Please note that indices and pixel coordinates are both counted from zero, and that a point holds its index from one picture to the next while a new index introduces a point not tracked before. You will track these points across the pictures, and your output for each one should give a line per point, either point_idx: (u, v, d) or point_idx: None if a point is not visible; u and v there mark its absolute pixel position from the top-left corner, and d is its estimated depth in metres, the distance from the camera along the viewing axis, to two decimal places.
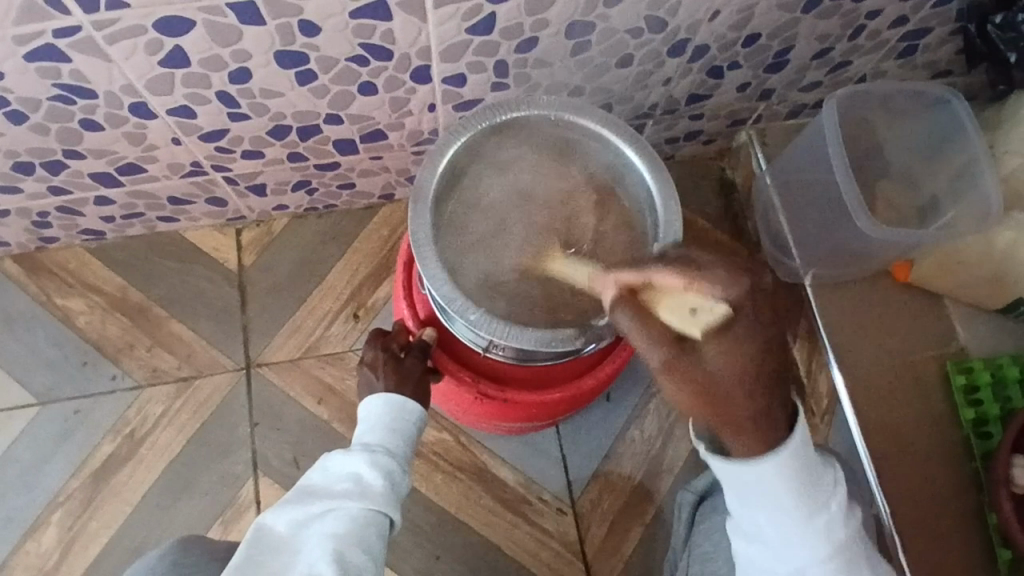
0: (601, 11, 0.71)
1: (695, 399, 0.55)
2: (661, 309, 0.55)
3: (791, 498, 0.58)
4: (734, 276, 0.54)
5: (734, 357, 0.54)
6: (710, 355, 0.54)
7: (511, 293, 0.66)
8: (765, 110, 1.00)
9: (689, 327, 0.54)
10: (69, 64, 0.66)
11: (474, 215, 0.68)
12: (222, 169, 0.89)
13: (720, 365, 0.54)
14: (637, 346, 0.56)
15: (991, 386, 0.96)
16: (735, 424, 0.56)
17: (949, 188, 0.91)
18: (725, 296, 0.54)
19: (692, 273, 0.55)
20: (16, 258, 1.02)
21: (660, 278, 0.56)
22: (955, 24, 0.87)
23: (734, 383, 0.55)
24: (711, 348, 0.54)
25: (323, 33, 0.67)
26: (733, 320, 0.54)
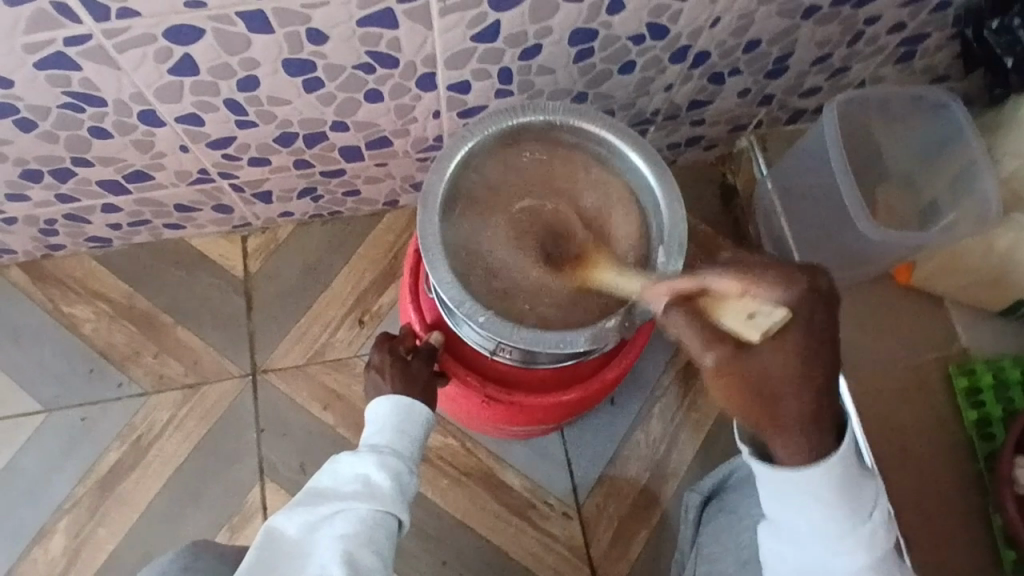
0: (604, 18, 0.72)
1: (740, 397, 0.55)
2: (718, 309, 0.55)
3: (828, 503, 0.58)
4: (791, 280, 0.55)
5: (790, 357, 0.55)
6: (765, 357, 0.55)
7: (522, 293, 0.67)
8: (766, 116, 1.01)
9: (745, 330, 0.54)
10: (79, 73, 0.67)
11: (482, 218, 0.68)
12: (229, 177, 0.90)
13: (772, 366, 0.55)
14: (690, 348, 0.56)
15: (993, 388, 0.96)
16: (786, 422, 0.56)
17: (948, 191, 0.92)
18: (782, 301, 0.55)
19: (747, 279, 0.55)
20: (23, 266, 1.03)
21: (715, 281, 0.56)
22: (952, 29, 0.88)
23: (792, 388, 0.55)
24: (767, 351, 0.55)
25: (329, 41, 0.68)
26: (790, 325, 0.55)
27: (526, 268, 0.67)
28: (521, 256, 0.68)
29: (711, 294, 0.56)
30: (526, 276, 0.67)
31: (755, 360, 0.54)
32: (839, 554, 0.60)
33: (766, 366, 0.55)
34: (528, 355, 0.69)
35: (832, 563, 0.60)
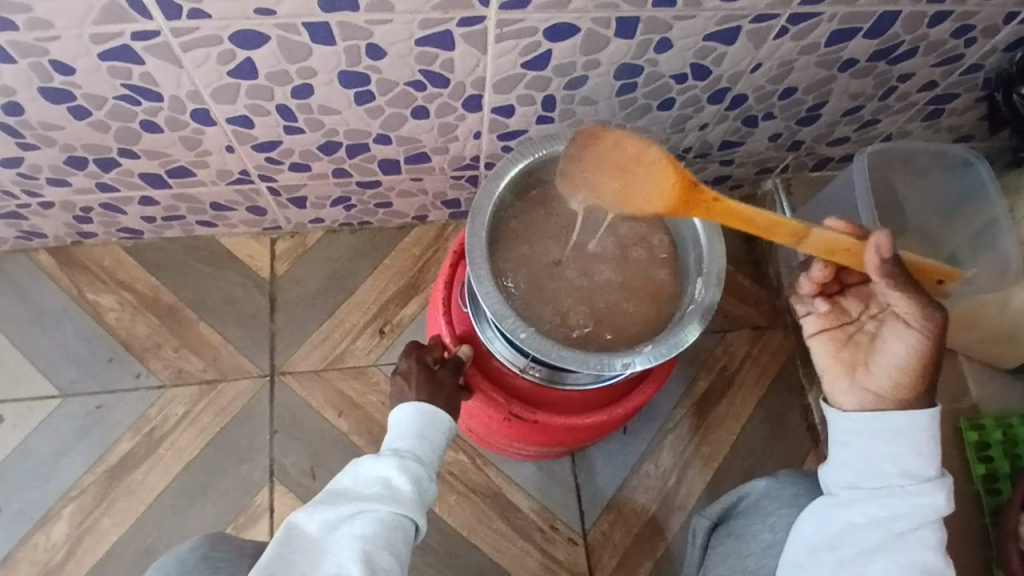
0: (651, 56, 0.75)
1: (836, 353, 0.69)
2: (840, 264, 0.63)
3: (918, 445, 0.64)
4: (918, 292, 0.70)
5: (911, 345, 0.64)
6: (895, 342, 0.65)
7: (575, 316, 0.69)
8: (792, 161, 1.04)
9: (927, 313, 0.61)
10: (141, 67, 0.69)
11: (530, 248, 0.70)
12: (268, 180, 0.92)
13: (896, 350, 0.65)
14: (924, 309, 0.61)
15: (1002, 444, 0.98)
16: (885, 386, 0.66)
17: (968, 245, 0.95)
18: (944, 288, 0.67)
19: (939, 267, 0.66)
20: (52, 251, 1.04)
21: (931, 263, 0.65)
22: (981, 91, 0.92)
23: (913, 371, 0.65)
24: (893, 339, 0.65)
25: (387, 57, 0.70)
26: None
27: (577, 298, 0.69)
28: (572, 287, 0.69)
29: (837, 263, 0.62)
30: (579, 307, 0.69)
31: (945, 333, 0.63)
32: (912, 502, 0.64)
33: (890, 351, 0.65)
34: (557, 373, 0.71)
35: (904, 510, 0.64)
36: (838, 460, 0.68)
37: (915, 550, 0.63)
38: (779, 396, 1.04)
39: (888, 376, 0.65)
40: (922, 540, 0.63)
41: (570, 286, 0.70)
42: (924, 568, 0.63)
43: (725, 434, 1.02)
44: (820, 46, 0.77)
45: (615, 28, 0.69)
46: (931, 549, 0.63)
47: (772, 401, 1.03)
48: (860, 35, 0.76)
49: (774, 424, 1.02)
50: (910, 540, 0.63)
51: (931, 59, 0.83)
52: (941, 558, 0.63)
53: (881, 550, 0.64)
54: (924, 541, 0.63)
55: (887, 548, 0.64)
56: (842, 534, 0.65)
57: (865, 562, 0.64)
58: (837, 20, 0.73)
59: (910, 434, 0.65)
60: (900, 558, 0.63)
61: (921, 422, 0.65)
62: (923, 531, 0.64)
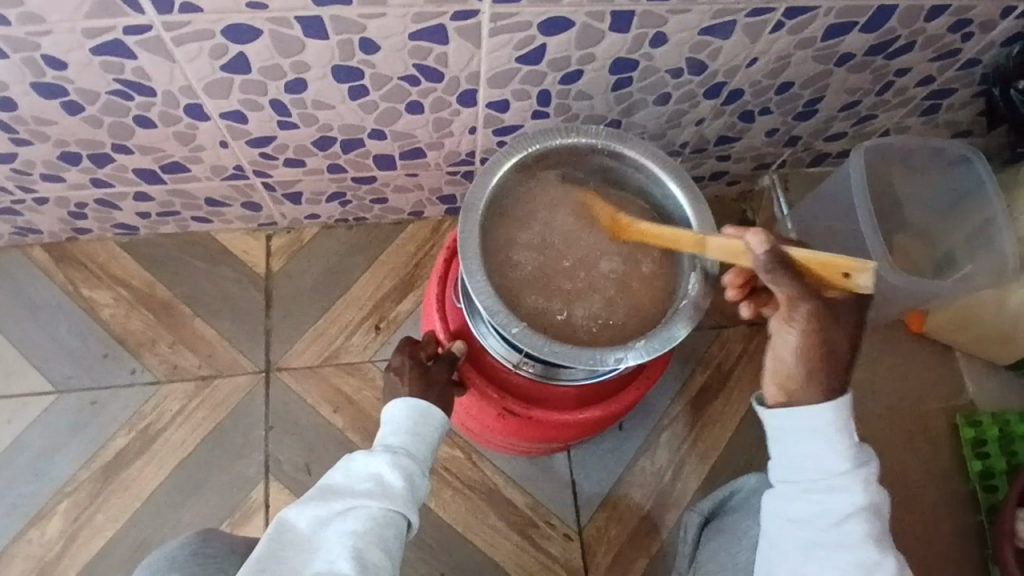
0: (646, 50, 0.74)
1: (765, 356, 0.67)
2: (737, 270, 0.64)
3: (832, 436, 0.62)
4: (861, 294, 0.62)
5: (798, 336, 0.62)
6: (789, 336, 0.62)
7: (569, 311, 0.68)
8: (790, 156, 1.03)
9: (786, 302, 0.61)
10: (133, 61, 0.69)
11: (523, 241, 0.70)
12: (263, 175, 0.92)
13: (791, 342, 0.62)
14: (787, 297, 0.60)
15: (998, 441, 0.98)
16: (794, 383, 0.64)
17: (966, 243, 0.94)
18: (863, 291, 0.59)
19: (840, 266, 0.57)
20: (47, 246, 1.04)
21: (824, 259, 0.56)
22: (979, 86, 0.91)
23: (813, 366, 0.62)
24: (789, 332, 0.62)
25: (381, 51, 0.70)
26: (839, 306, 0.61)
27: (570, 292, 0.69)
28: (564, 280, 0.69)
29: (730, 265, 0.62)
30: (571, 301, 0.69)
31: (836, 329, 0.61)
32: (834, 497, 0.62)
33: (778, 341, 0.63)
34: (550, 369, 0.71)
35: (830, 506, 0.62)
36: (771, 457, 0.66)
37: (848, 545, 0.62)
38: None
39: (781, 367, 0.64)
40: (852, 534, 0.62)
41: (563, 280, 0.69)
42: (856, 563, 0.61)
43: (722, 430, 1.02)
44: (816, 40, 0.77)
45: (610, 22, 0.69)
46: (861, 542, 0.61)
47: None
48: (857, 29, 0.76)
49: None
50: (840, 535, 0.62)
51: (928, 53, 0.82)
52: (876, 550, 0.62)
53: (815, 548, 0.62)
54: (852, 535, 0.61)
55: (820, 546, 0.62)
56: (778, 532, 0.65)
57: (801, 560, 0.63)
58: (834, 15, 0.73)
59: (819, 425, 0.62)
60: (833, 555, 0.62)
61: (826, 415, 0.62)
62: (852, 524, 0.62)
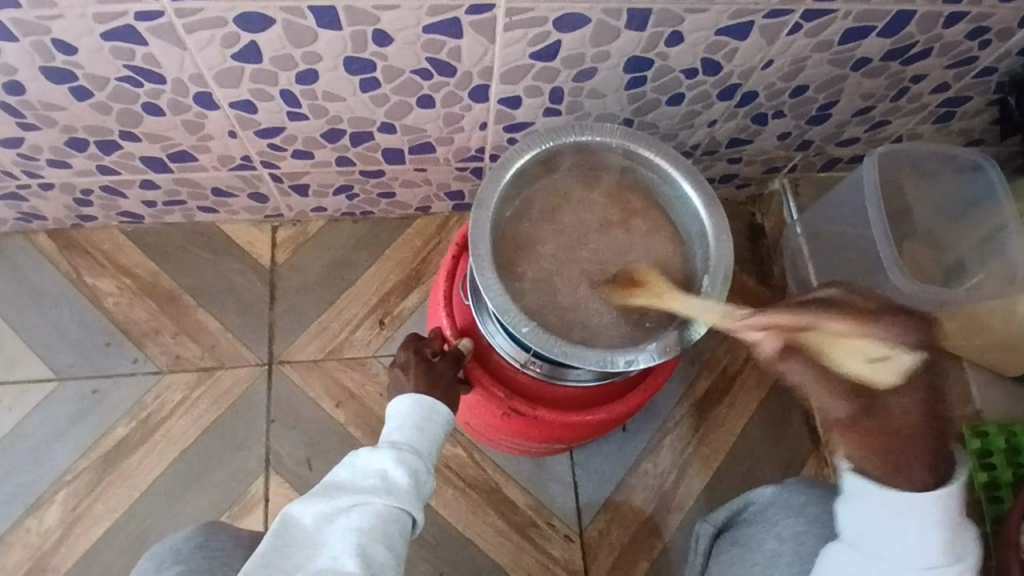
0: (662, 49, 0.73)
1: (869, 442, 0.57)
2: (831, 355, 0.55)
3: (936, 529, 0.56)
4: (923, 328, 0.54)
5: (884, 419, 0.56)
6: (898, 406, 0.55)
7: (578, 308, 0.68)
8: (801, 161, 1.03)
9: (867, 374, 0.55)
10: (144, 48, 0.68)
11: (533, 257, 0.69)
12: (270, 166, 0.91)
13: (901, 412, 0.56)
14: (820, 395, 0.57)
15: (1004, 452, 0.97)
16: (909, 467, 0.57)
17: (977, 250, 0.93)
18: (908, 344, 0.54)
19: (867, 323, 0.54)
20: (51, 233, 1.03)
21: (828, 324, 0.55)
22: (993, 95, 0.91)
23: (920, 438, 0.56)
24: (897, 400, 0.55)
25: (394, 43, 0.69)
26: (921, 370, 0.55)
27: (616, 255, 0.70)
28: (602, 250, 0.70)
29: (819, 335, 0.55)
30: (607, 267, 0.69)
31: (884, 410, 0.56)
32: None
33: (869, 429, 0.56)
34: (559, 369, 0.70)
35: None
36: (851, 521, 0.60)
37: None
38: (780, 398, 1.03)
39: (867, 451, 0.57)
40: None
41: (572, 276, 0.69)
42: None
43: (726, 434, 1.01)
44: (834, 43, 0.76)
45: (626, 19, 0.68)
46: None
47: (773, 403, 1.02)
48: (874, 33, 0.75)
49: (775, 426, 1.02)
50: None
51: (944, 61, 0.82)
52: None
53: None
54: None
55: None
56: None
57: None
58: (852, 18, 0.72)
59: (925, 516, 0.56)
60: None
61: (935, 505, 0.56)
62: None
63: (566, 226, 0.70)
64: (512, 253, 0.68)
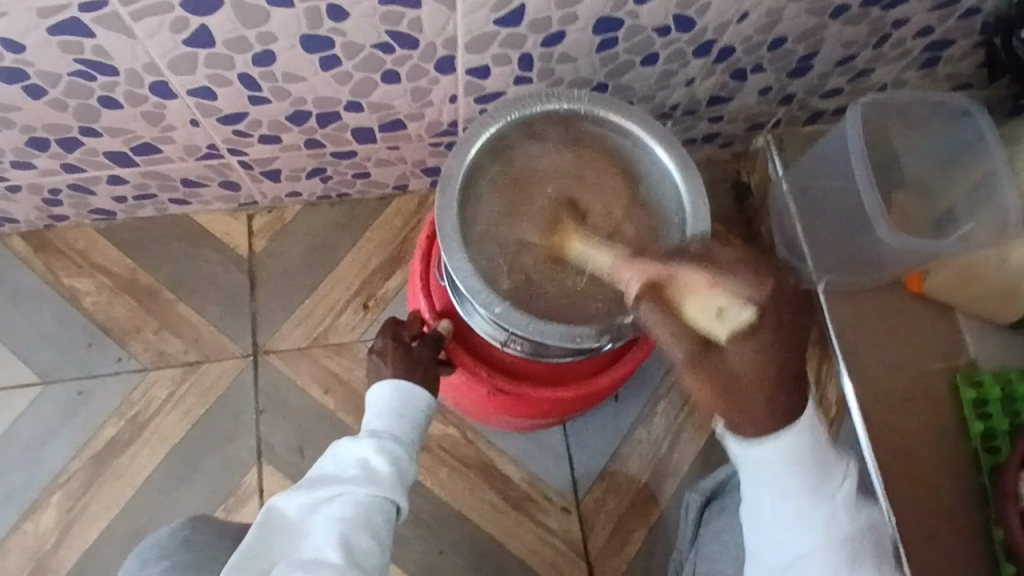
0: (631, 8, 0.70)
1: (712, 397, 0.55)
2: (685, 304, 0.54)
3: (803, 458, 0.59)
4: (760, 279, 0.54)
5: (756, 357, 0.54)
6: (733, 354, 0.54)
7: (546, 281, 0.66)
8: (785, 115, 1.00)
9: (716, 328, 0.54)
10: (91, 39, 0.65)
11: (501, 217, 0.67)
12: (239, 153, 0.89)
13: (742, 363, 0.54)
14: (660, 337, 0.55)
15: (1001, 401, 0.95)
16: (752, 409, 0.56)
17: (966, 200, 0.91)
18: (751, 299, 0.53)
19: (715, 272, 0.54)
20: (23, 234, 1.01)
21: (684, 275, 0.55)
22: (980, 37, 0.88)
23: (754, 381, 0.55)
24: (736, 349, 0.54)
25: (350, 18, 0.66)
26: (757, 326, 0.53)
27: (574, 213, 0.67)
28: (553, 205, 0.67)
29: (677, 284, 0.56)
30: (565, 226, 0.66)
31: (718, 358, 0.54)
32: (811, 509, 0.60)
33: (724, 364, 0.54)
34: (539, 347, 0.69)
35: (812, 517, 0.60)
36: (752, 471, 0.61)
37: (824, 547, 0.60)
38: None
39: (740, 399, 0.55)
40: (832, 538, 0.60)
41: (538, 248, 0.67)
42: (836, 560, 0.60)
43: None
44: None
45: None
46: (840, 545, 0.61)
47: None
48: None
49: None
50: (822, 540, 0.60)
51: (926, 3, 0.79)
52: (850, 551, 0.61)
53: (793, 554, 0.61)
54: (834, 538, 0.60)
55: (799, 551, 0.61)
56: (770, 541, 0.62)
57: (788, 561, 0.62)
58: None
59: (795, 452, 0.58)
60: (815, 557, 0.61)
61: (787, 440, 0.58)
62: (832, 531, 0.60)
63: (530, 187, 0.68)
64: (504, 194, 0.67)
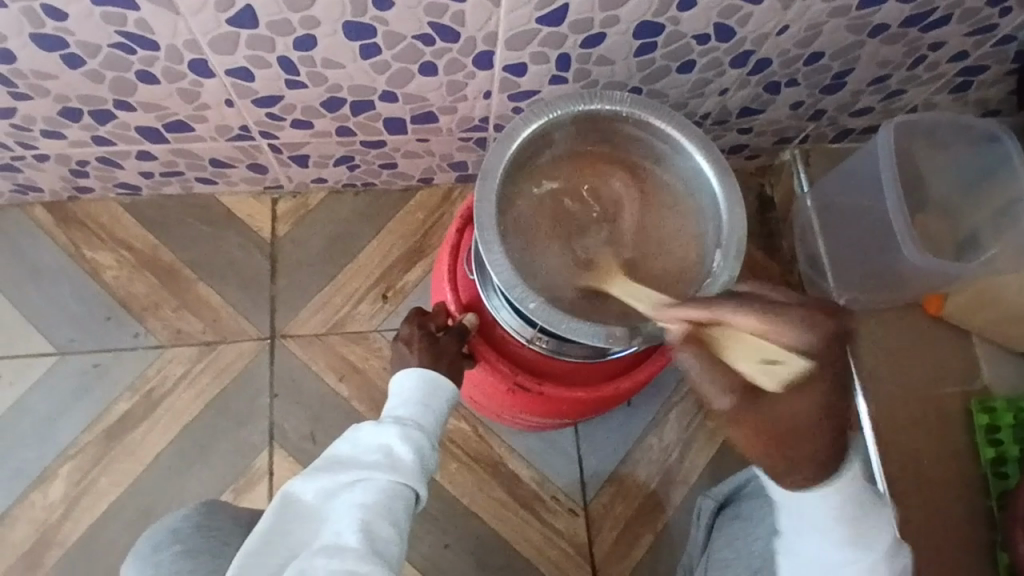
0: (673, 14, 0.71)
1: (756, 440, 0.51)
2: (730, 355, 0.51)
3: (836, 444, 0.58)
4: (815, 322, 0.50)
5: (815, 409, 0.50)
6: (786, 407, 0.50)
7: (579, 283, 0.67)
8: (813, 131, 1.00)
9: (762, 378, 0.50)
10: (136, 13, 0.66)
11: (538, 215, 0.68)
12: (269, 136, 0.89)
13: (793, 409, 0.50)
14: (705, 391, 0.53)
15: (1012, 428, 0.96)
16: (795, 450, 0.53)
17: (991, 224, 0.91)
18: (805, 347, 0.49)
19: (767, 316, 0.50)
20: (47, 205, 1.01)
21: (732, 317, 0.51)
22: (1013, 64, 0.88)
23: (806, 429, 0.51)
24: (789, 399, 0.50)
25: (394, 8, 0.66)
26: (812, 374, 0.50)
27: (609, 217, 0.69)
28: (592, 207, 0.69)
29: (727, 331, 0.52)
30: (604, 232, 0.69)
31: (772, 408, 0.50)
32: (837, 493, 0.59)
33: (783, 407, 0.50)
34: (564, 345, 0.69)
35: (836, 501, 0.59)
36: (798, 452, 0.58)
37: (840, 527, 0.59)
38: None
39: (794, 455, 0.53)
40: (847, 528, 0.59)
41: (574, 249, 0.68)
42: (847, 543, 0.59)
43: None
44: (852, 8, 0.73)
45: None
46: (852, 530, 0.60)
47: None
48: None
49: None
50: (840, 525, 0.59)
51: (965, 27, 0.79)
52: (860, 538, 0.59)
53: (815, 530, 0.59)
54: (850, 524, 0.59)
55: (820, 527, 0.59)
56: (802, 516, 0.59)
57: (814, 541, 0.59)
58: None
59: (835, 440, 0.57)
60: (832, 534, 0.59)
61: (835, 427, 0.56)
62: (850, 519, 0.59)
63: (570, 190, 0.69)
64: (535, 196, 0.68)
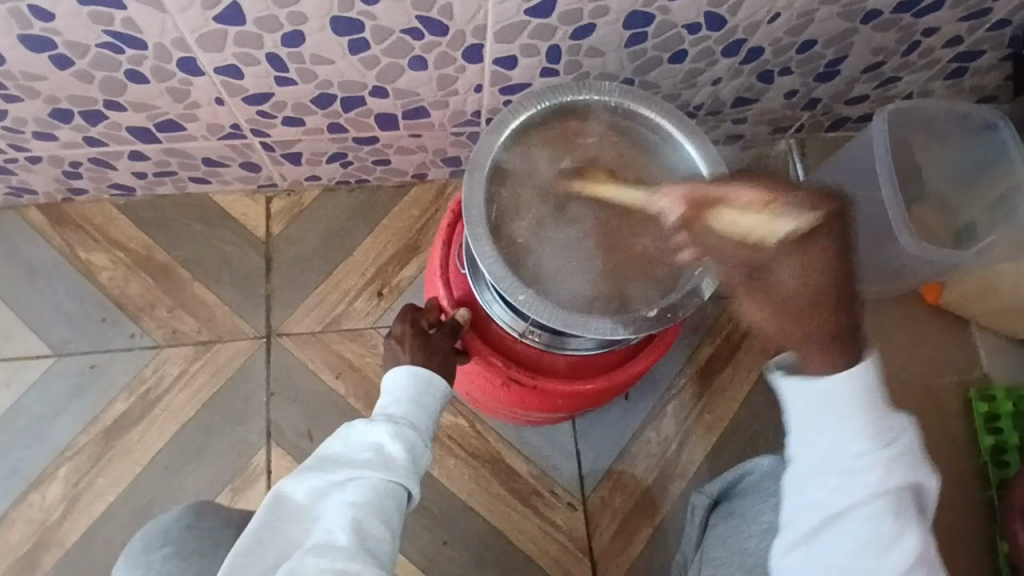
0: (663, 4, 0.70)
1: (776, 319, 0.49)
2: (725, 211, 0.50)
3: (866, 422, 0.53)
4: (816, 199, 0.48)
5: (821, 281, 0.48)
6: (785, 271, 0.48)
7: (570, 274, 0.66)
8: (808, 120, 1.00)
9: (768, 228, 0.48)
10: (122, 12, 0.65)
11: (529, 207, 0.67)
12: (261, 134, 0.89)
13: (795, 281, 0.48)
14: (705, 245, 0.52)
15: (1012, 417, 0.95)
16: (812, 340, 0.50)
17: (987, 212, 0.90)
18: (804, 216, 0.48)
19: (768, 199, 0.49)
20: (41, 206, 1.01)
21: (733, 191, 0.51)
22: (1007, 49, 0.87)
23: (818, 310, 0.49)
24: (787, 265, 0.48)
25: (381, 2, 0.66)
26: (815, 232, 0.48)
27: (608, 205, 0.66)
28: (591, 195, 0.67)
29: (721, 199, 0.52)
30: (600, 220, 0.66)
31: (774, 276, 0.49)
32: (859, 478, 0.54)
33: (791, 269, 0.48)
34: (556, 338, 0.69)
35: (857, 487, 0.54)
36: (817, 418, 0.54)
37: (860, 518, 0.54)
38: None
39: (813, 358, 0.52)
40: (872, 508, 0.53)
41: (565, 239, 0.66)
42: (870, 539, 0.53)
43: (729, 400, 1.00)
44: None
45: None
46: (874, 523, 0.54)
47: None
48: None
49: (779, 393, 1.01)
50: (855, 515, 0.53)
51: (958, 13, 0.78)
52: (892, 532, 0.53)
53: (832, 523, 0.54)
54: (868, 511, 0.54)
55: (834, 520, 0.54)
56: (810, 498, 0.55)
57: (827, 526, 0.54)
58: None
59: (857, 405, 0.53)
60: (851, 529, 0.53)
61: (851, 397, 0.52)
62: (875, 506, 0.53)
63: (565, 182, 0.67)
64: (526, 188, 0.67)
